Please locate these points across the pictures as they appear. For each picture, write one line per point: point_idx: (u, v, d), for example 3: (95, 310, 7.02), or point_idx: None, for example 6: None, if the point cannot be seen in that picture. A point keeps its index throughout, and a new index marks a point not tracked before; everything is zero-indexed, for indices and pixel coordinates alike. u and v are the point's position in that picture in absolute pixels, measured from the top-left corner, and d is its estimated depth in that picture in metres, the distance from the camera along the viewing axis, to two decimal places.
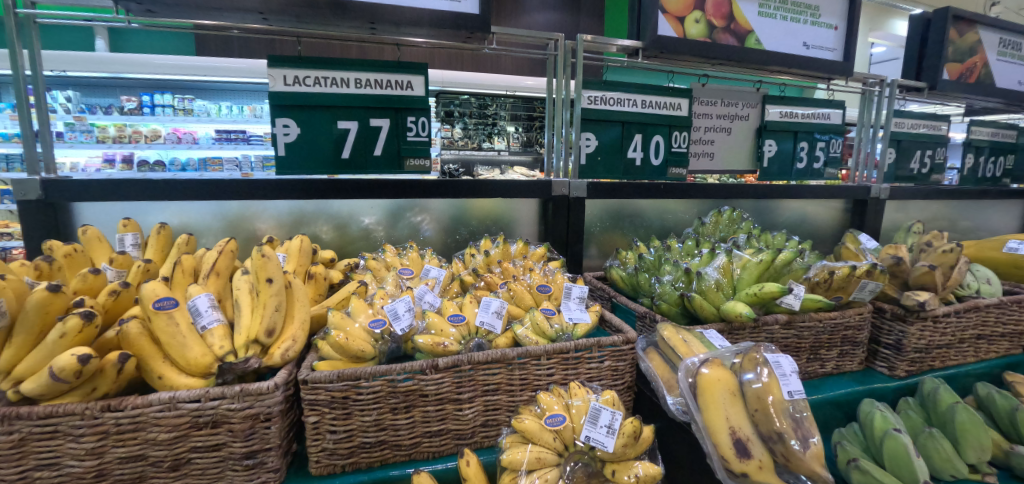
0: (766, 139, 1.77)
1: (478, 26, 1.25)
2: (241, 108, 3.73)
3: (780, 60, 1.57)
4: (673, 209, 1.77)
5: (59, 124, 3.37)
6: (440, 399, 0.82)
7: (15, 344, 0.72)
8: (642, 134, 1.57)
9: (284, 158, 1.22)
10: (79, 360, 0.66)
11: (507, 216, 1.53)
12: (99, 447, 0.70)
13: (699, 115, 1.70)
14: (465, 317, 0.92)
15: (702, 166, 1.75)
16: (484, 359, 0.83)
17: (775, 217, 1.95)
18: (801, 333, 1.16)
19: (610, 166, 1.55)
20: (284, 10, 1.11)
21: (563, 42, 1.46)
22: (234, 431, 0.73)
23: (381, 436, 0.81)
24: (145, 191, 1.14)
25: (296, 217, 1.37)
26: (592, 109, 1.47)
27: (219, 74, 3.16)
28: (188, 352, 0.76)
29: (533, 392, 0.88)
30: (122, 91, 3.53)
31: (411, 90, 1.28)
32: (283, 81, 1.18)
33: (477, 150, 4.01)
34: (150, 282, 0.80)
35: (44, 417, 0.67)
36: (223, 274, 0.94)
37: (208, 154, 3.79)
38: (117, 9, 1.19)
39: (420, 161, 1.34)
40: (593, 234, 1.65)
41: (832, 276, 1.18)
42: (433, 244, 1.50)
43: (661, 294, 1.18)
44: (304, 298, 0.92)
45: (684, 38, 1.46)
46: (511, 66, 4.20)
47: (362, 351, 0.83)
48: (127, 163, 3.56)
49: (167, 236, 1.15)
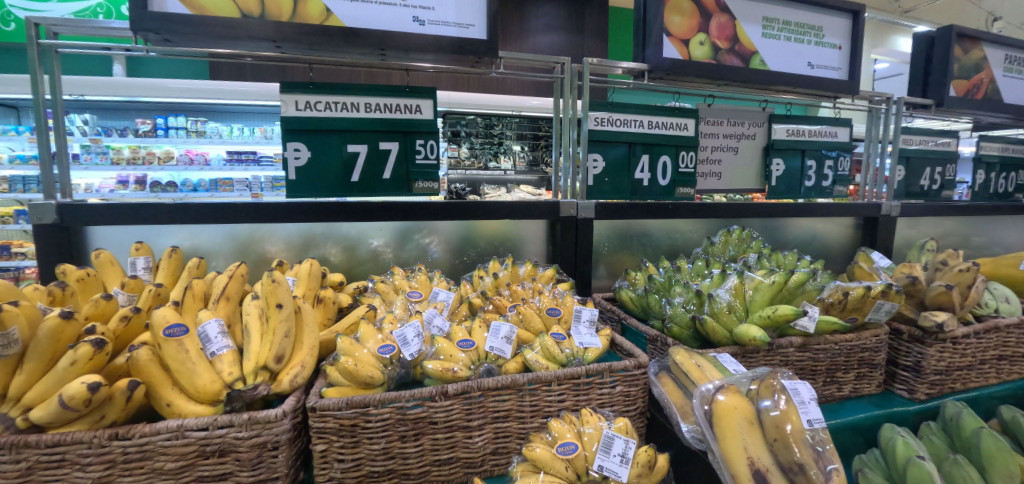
0: (773, 158, 1.77)
1: (485, 51, 1.27)
2: (251, 130, 3.81)
3: (785, 79, 1.58)
4: (681, 229, 1.76)
5: (76, 146, 3.44)
6: (450, 427, 0.81)
7: (25, 371, 0.71)
8: (649, 154, 1.58)
9: (295, 181, 1.24)
10: (88, 389, 0.66)
11: (515, 237, 1.53)
12: (106, 476, 0.69)
13: (706, 135, 1.70)
14: (474, 342, 0.91)
15: (710, 185, 1.75)
16: (494, 385, 0.81)
17: (786, 236, 1.93)
18: (817, 356, 1.14)
19: (617, 186, 1.55)
20: (297, 38, 1.14)
21: (569, 65, 1.48)
22: (241, 460, 0.72)
23: (389, 465, 0.79)
24: (158, 215, 1.16)
25: (305, 238, 1.38)
26: (598, 130, 1.48)
27: (230, 97, 3.23)
28: (197, 379, 0.76)
29: (543, 419, 0.86)
30: (138, 114, 3.65)
31: (420, 114, 1.30)
32: (294, 106, 1.20)
33: (483, 169, 4.04)
34: (161, 308, 0.80)
35: (52, 445, 0.67)
36: (233, 299, 0.94)
37: (219, 175, 3.84)
38: (135, 38, 1.22)
39: (428, 184, 1.34)
40: (601, 254, 1.65)
41: (846, 296, 1.18)
42: (441, 266, 1.50)
43: (672, 316, 1.17)
44: (313, 323, 0.91)
45: (689, 60, 1.47)
46: (517, 87, 4.26)
47: (371, 377, 0.82)
48: (140, 184, 3.61)
49: (178, 259, 1.16)
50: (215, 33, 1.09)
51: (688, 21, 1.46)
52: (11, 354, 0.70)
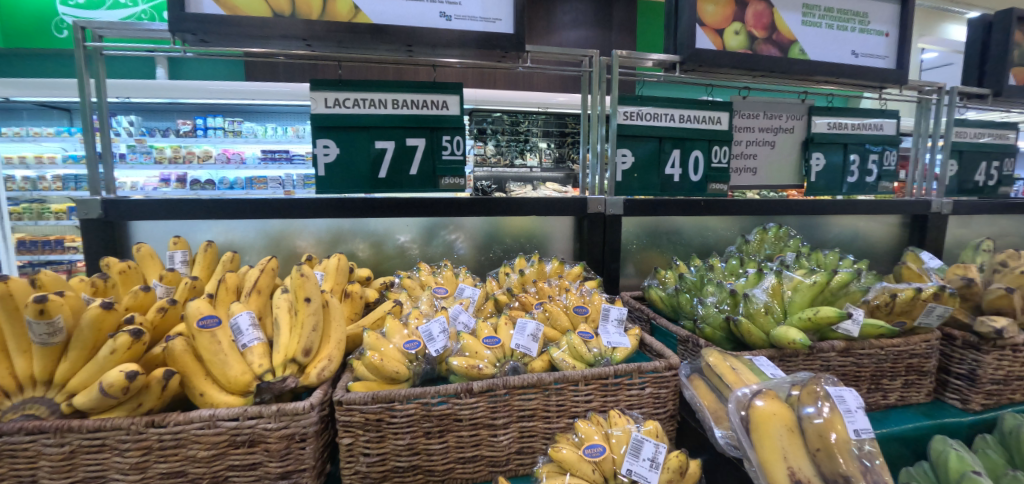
0: (812, 152, 1.69)
1: (512, 45, 1.25)
2: (285, 129, 3.90)
3: (827, 69, 1.50)
4: (713, 226, 1.70)
5: (123, 146, 3.61)
6: (475, 424, 0.80)
7: (69, 359, 0.74)
8: (680, 149, 1.53)
9: (324, 177, 1.26)
10: (126, 377, 0.68)
11: (541, 234, 1.51)
12: (143, 462, 0.72)
13: (740, 129, 1.63)
14: (500, 339, 0.90)
15: (745, 181, 1.68)
16: (519, 383, 0.80)
17: (825, 234, 1.84)
18: (861, 361, 1.07)
19: (647, 182, 1.51)
20: (326, 36, 1.15)
21: (598, 59, 1.45)
22: (270, 451, 0.73)
23: (414, 461, 0.79)
24: (194, 211, 1.19)
25: (334, 234, 1.40)
26: (627, 125, 1.45)
27: (264, 97, 3.32)
28: (229, 370, 0.77)
29: (570, 419, 0.85)
30: (179, 115, 3.81)
31: (446, 110, 1.30)
32: (323, 104, 1.22)
33: (509, 167, 4.03)
34: (195, 300, 0.82)
35: (93, 431, 0.69)
36: (264, 292, 0.96)
37: (254, 173, 3.96)
38: (174, 39, 1.26)
39: (455, 180, 1.32)
40: (629, 252, 1.61)
41: (894, 299, 1.11)
42: (467, 262, 1.49)
43: (705, 317, 1.13)
44: (340, 317, 0.92)
45: (724, 51, 1.41)
46: (543, 83, 4.23)
47: (396, 373, 0.82)
48: (181, 182, 3.77)
49: (213, 253, 1.19)
50: (248, 32, 1.11)
51: (723, 11, 1.40)
52: (56, 342, 0.73)
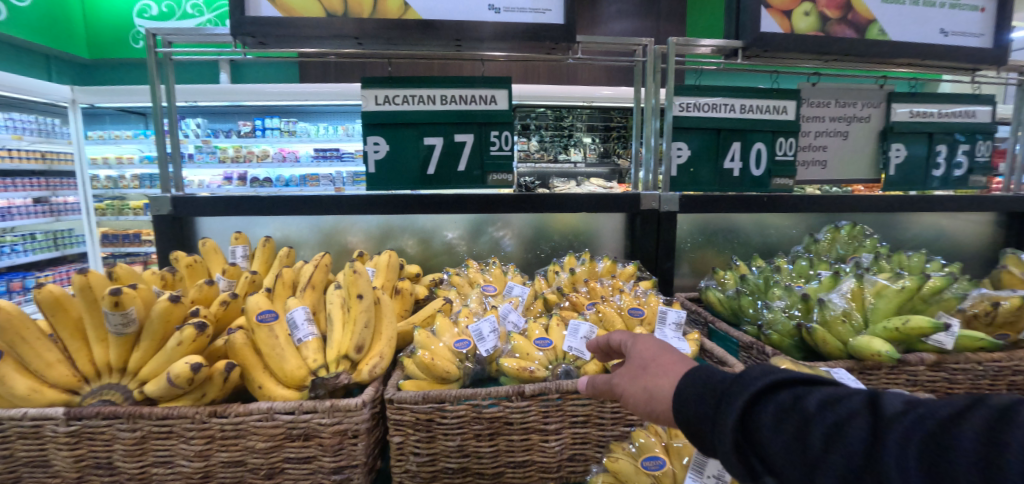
0: (891, 142, 1.54)
1: (562, 36, 1.21)
2: (335, 128, 4.03)
3: (912, 51, 1.35)
4: (776, 224, 1.59)
5: (191, 147, 3.86)
6: (526, 429, 0.77)
7: (141, 348, 0.78)
8: (741, 142, 1.43)
9: (374, 174, 1.27)
10: (191, 368, 0.71)
11: (590, 231, 1.46)
12: (206, 450, 0.74)
13: (809, 118, 1.51)
14: (551, 341, 0.87)
15: (813, 176, 1.54)
16: (573, 388, 0.77)
17: (904, 233, 1.67)
18: (955, 378, 0.95)
19: (704, 178, 1.43)
20: (376, 33, 1.16)
21: (652, 47, 1.38)
22: (324, 446, 0.74)
23: (463, 463, 0.77)
24: (254, 207, 1.24)
25: (384, 230, 1.41)
26: (683, 117, 1.37)
27: (316, 98, 3.44)
28: (285, 364, 0.79)
29: (625, 427, 0.80)
30: (240, 116, 4.02)
31: (495, 105, 1.27)
32: (374, 101, 1.23)
33: (553, 162, 3.98)
34: (255, 295, 0.85)
35: (162, 418, 0.72)
36: (318, 288, 0.97)
37: (307, 171, 4.12)
38: (235, 43, 1.31)
39: (502, 176, 1.30)
40: (683, 251, 1.53)
41: (997, 308, 0.97)
42: (514, 260, 1.47)
43: (771, 322, 1.04)
44: (391, 314, 0.91)
45: (791, 34, 1.30)
46: (588, 76, 4.13)
47: (447, 372, 0.80)
48: (242, 180, 3.99)
49: (271, 248, 1.23)
50: (302, 32, 1.14)
51: None
52: (130, 332, 0.77)
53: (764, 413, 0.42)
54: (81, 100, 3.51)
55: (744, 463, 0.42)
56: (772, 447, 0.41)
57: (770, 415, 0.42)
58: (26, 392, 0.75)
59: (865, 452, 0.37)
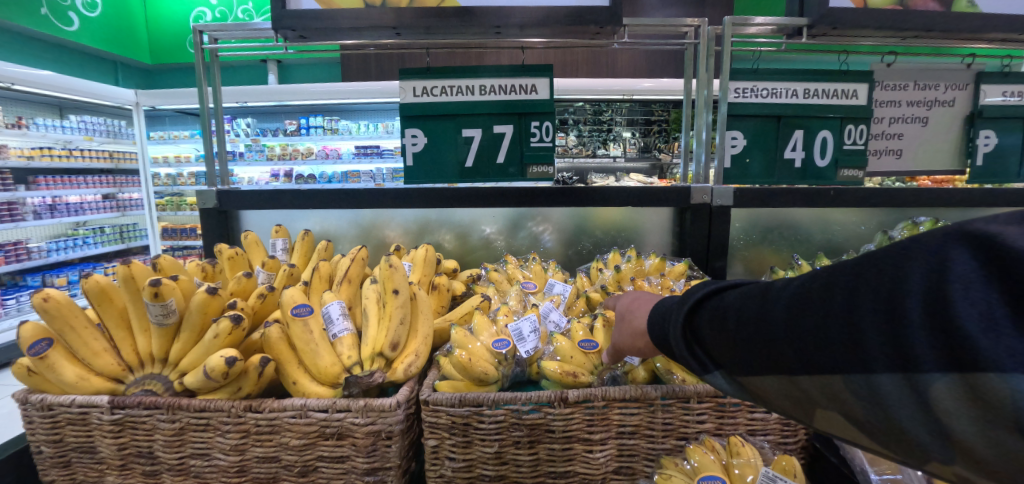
0: (980, 129, 1.37)
1: (608, 19, 1.14)
2: (376, 125, 4.09)
3: (1009, 24, 1.19)
4: (842, 220, 1.45)
5: (241, 145, 4.03)
6: (568, 438, 0.72)
7: (181, 340, 0.78)
8: (804, 130, 1.31)
9: (412, 167, 1.24)
10: (226, 362, 0.69)
11: (635, 227, 1.38)
12: (242, 445, 0.73)
13: (883, 103, 1.36)
14: (597, 343, 0.80)
15: (886, 167, 1.39)
16: (621, 396, 0.70)
17: None
18: None
19: (761, 170, 1.32)
20: (414, 23, 1.12)
21: (705, 29, 1.28)
22: (357, 446, 0.71)
23: (501, 471, 0.73)
24: (293, 201, 1.24)
25: (421, 224, 1.39)
26: (739, 103, 1.27)
27: (357, 96, 3.49)
28: (320, 360, 0.77)
29: (678, 441, 0.73)
30: (286, 115, 4.16)
31: (535, 94, 1.21)
32: (411, 93, 1.21)
33: (592, 157, 3.88)
34: (291, 288, 0.83)
35: (199, 411, 0.72)
36: (354, 282, 0.95)
37: (348, 168, 4.21)
38: (277, 38, 1.31)
39: (543, 169, 1.23)
40: (736, 249, 1.42)
41: None
42: (554, 256, 1.41)
43: None
44: (428, 310, 0.88)
45: (865, 9, 1.17)
46: (630, 67, 3.99)
47: (485, 374, 0.76)
48: (288, 177, 4.13)
49: (310, 242, 1.23)
50: (340, 24, 1.12)
51: None
52: (170, 323, 0.77)
53: (701, 316, 0.48)
54: (144, 102, 3.71)
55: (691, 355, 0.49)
56: (708, 338, 0.47)
57: (706, 312, 0.48)
58: (74, 379, 0.76)
59: (763, 317, 0.42)
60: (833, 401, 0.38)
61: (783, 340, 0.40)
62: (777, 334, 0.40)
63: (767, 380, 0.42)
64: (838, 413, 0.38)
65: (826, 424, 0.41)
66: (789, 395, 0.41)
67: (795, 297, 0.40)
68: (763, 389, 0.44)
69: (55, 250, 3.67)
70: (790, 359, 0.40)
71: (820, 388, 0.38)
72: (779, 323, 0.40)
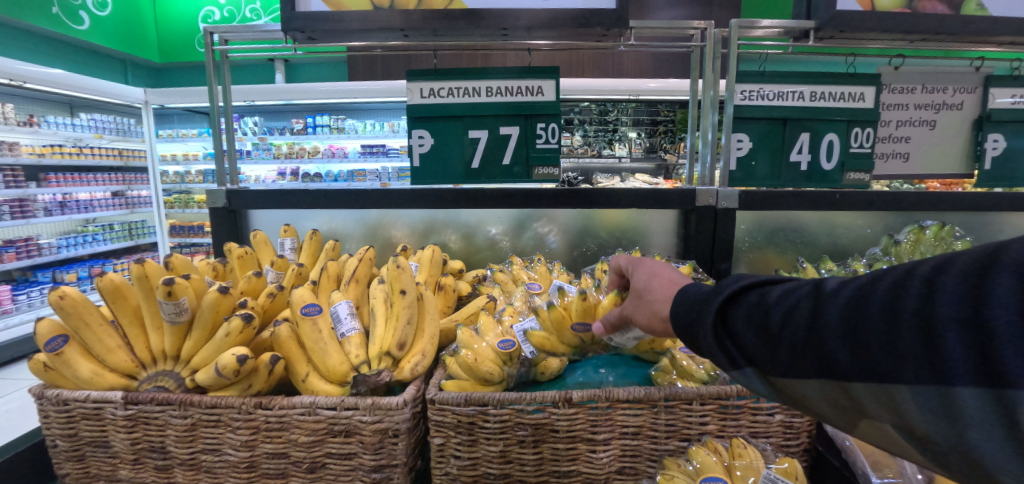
0: (989, 133, 1.36)
1: (614, 22, 1.14)
2: (382, 125, 4.11)
3: (1018, 27, 1.18)
4: (848, 223, 1.45)
5: (248, 144, 4.06)
6: (572, 438, 0.72)
7: (193, 337, 0.79)
8: (810, 133, 1.31)
9: (418, 168, 1.26)
10: (238, 360, 0.71)
11: (640, 229, 1.39)
12: (252, 441, 0.74)
13: (890, 106, 1.36)
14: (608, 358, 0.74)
15: (893, 170, 1.39)
16: (625, 397, 0.71)
17: (998, 236, 1.48)
18: None
19: (766, 172, 1.32)
20: (421, 25, 1.13)
21: (711, 32, 1.28)
22: (365, 443, 0.72)
23: (506, 470, 0.74)
24: (302, 200, 1.25)
25: (427, 224, 1.40)
26: (745, 106, 1.27)
27: (363, 95, 3.51)
28: (328, 359, 0.78)
29: (681, 442, 0.74)
30: (293, 114, 4.18)
31: (542, 96, 1.22)
32: (418, 94, 1.22)
33: (597, 157, 3.88)
34: (300, 288, 0.85)
35: (211, 407, 0.73)
36: (362, 281, 0.97)
37: (354, 167, 4.23)
38: (286, 39, 1.33)
39: (548, 170, 1.24)
40: (741, 251, 1.42)
41: None
42: (559, 257, 1.42)
43: None
44: (434, 311, 0.89)
45: (873, 12, 1.17)
46: (635, 68, 3.99)
47: (490, 373, 0.78)
48: (294, 175, 4.16)
49: (317, 241, 1.25)
50: (348, 26, 1.13)
51: None
52: (182, 321, 0.78)
53: (738, 313, 0.47)
54: (154, 100, 3.74)
55: (729, 350, 0.47)
56: (751, 339, 0.46)
57: (752, 308, 0.46)
58: (89, 375, 0.78)
59: (814, 323, 0.41)
60: (885, 411, 0.38)
61: (840, 346, 0.39)
62: (830, 340, 0.40)
63: (813, 385, 0.42)
64: (888, 423, 0.38)
65: (867, 431, 0.41)
66: (833, 401, 0.41)
67: (848, 308, 0.39)
68: (804, 393, 0.43)
69: (65, 247, 3.74)
70: (843, 365, 0.39)
71: (875, 397, 0.38)
72: (833, 328, 0.40)
